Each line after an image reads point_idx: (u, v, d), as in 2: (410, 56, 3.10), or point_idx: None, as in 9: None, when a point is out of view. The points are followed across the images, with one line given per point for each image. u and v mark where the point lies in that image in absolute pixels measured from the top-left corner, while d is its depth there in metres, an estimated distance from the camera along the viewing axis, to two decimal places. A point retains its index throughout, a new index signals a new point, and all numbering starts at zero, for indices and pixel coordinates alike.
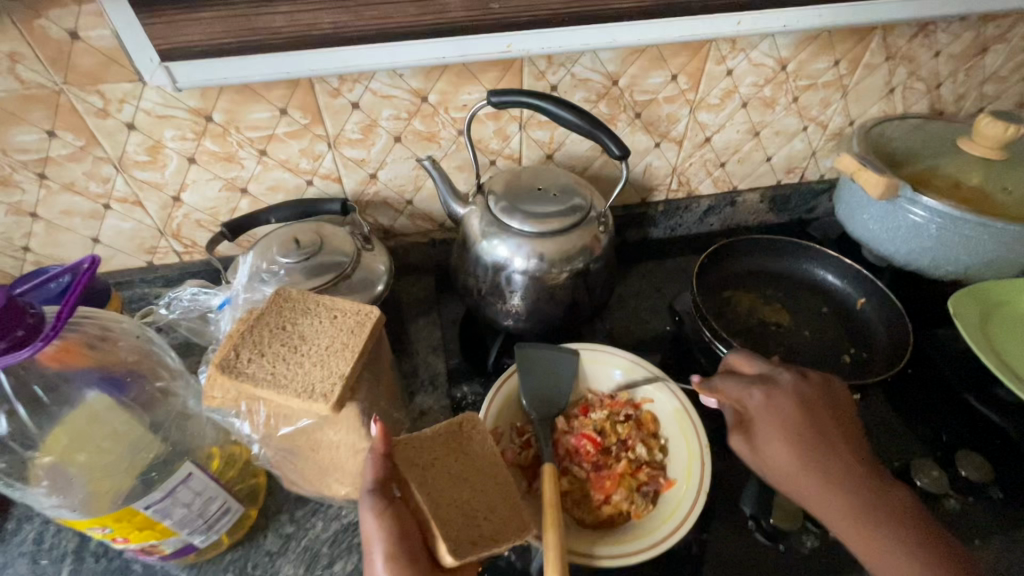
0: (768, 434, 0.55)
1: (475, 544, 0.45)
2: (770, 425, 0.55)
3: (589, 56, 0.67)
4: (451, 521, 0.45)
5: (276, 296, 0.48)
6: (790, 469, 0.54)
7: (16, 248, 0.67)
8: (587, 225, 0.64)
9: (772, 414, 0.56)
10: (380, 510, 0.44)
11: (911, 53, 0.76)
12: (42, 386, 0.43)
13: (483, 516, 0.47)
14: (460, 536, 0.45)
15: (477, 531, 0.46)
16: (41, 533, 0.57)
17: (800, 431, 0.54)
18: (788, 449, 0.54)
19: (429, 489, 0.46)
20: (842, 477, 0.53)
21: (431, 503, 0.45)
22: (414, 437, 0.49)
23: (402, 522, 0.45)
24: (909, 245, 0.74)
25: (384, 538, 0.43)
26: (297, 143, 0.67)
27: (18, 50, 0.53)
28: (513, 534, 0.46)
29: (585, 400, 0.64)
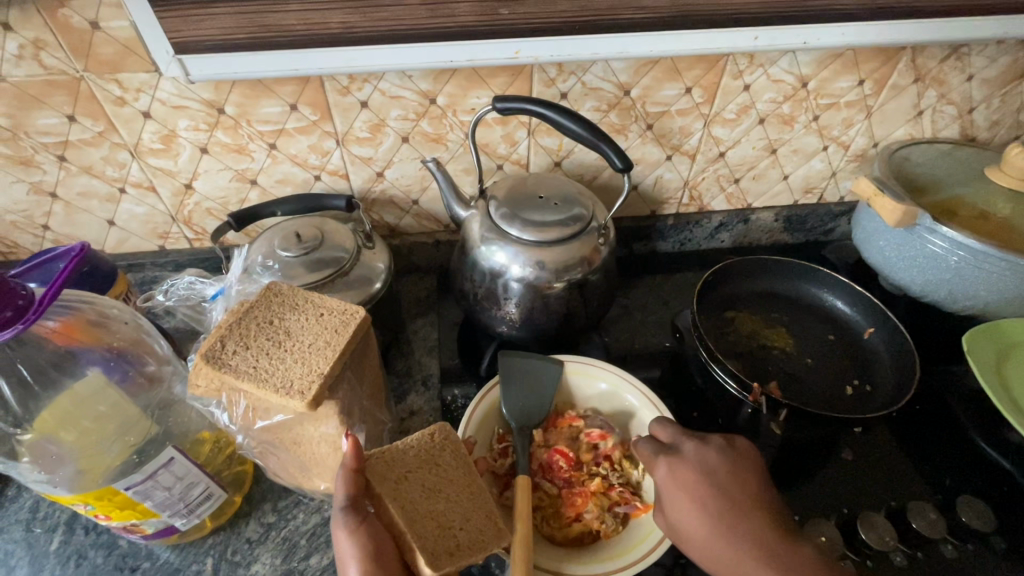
0: (678, 505, 0.51)
1: (452, 555, 0.45)
2: (678, 494, 0.51)
3: (600, 65, 0.66)
4: (427, 533, 0.45)
5: (268, 290, 0.49)
6: (706, 543, 0.49)
7: (36, 225, 0.70)
8: (586, 236, 0.64)
9: (678, 480, 0.51)
10: (353, 527, 0.44)
11: (942, 76, 0.73)
12: (38, 363, 0.45)
13: (459, 527, 0.47)
14: (437, 550, 0.45)
15: (453, 542, 0.46)
16: (37, 502, 0.59)
17: (708, 500, 0.50)
18: (700, 519, 0.49)
19: (403, 502, 0.46)
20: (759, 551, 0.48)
21: (405, 516, 0.45)
22: (387, 449, 0.49)
23: (376, 536, 0.45)
24: (926, 275, 0.71)
25: (359, 555, 0.43)
26: (306, 139, 0.68)
27: (42, 37, 0.55)
28: (490, 544, 0.47)
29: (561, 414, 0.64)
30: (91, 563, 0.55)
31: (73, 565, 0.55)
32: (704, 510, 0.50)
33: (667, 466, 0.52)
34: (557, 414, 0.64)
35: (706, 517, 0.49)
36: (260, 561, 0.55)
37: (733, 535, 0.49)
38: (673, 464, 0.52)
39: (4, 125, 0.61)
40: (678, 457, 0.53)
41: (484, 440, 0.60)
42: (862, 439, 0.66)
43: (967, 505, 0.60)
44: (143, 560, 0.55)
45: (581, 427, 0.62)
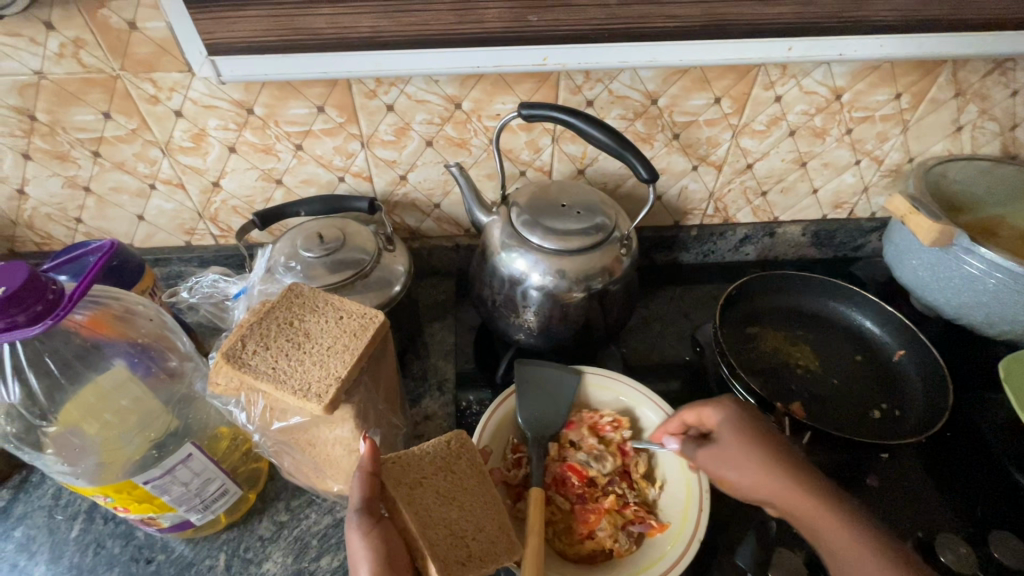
0: (731, 435, 0.54)
1: (463, 565, 0.44)
2: (736, 431, 0.54)
3: (628, 73, 0.65)
4: (439, 541, 0.45)
5: (289, 291, 0.49)
6: (763, 468, 0.51)
7: (70, 218, 0.72)
8: (608, 245, 0.63)
9: (738, 418, 0.55)
10: (366, 529, 0.44)
11: (985, 91, 0.71)
12: (64, 356, 0.46)
13: (472, 535, 0.46)
14: (449, 560, 0.44)
15: (466, 552, 0.45)
16: (59, 490, 0.60)
17: (763, 431, 0.54)
18: (752, 449, 0.52)
19: (416, 508, 0.46)
20: (809, 473, 0.51)
21: (418, 524, 0.45)
22: (404, 453, 0.49)
23: (388, 541, 0.44)
24: (962, 296, 0.68)
25: (371, 558, 0.42)
26: (332, 140, 0.68)
27: (82, 37, 0.56)
28: (502, 556, 0.46)
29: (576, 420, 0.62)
30: (109, 552, 0.56)
31: (91, 554, 0.56)
32: (756, 439, 0.53)
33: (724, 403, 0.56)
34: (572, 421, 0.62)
35: (760, 444, 0.53)
36: (272, 560, 0.56)
37: (790, 461, 0.52)
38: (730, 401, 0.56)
39: (42, 120, 0.62)
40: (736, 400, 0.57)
41: (497, 449, 0.59)
42: (888, 465, 0.64)
43: (1001, 541, 0.55)
44: (158, 552, 0.56)
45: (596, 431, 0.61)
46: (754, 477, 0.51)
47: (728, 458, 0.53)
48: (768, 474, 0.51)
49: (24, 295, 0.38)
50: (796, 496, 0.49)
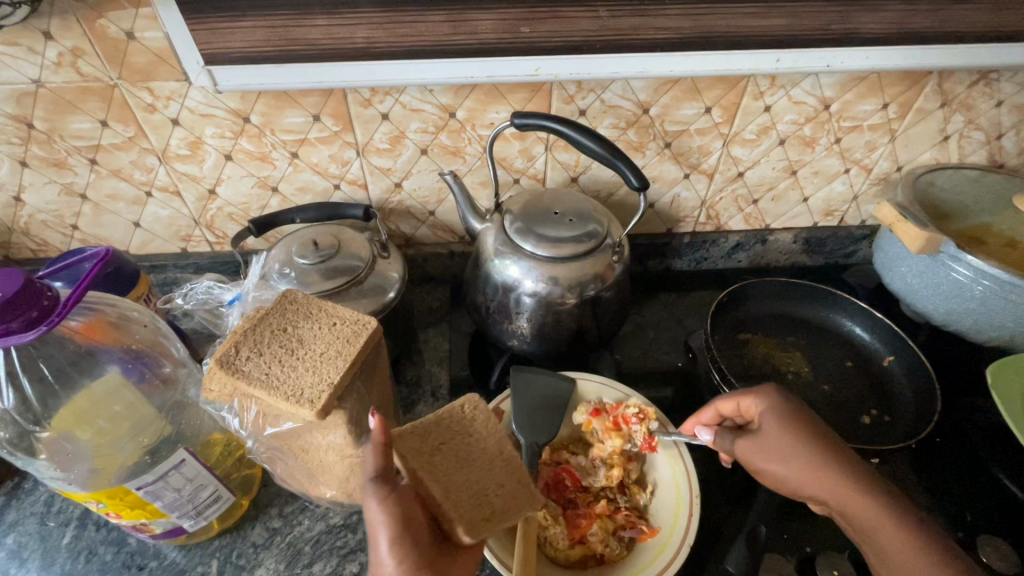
0: (775, 423, 0.53)
1: (487, 523, 0.46)
2: (779, 422, 0.52)
3: (620, 83, 0.66)
4: (461, 502, 0.46)
5: (283, 298, 0.50)
6: (807, 459, 0.50)
7: (66, 225, 0.72)
8: (601, 252, 0.63)
9: (780, 410, 0.53)
10: (383, 497, 0.41)
11: (970, 101, 0.72)
12: (59, 361, 0.46)
13: (493, 494, 0.47)
14: (473, 521, 0.46)
15: (489, 509, 0.47)
16: (52, 496, 0.60)
17: (808, 418, 0.53)
18: (795, 441, 0.51)
19: (434, 473, 0.45)
20: (856, 469, 0.49)
21: (440, 489, 0.45)
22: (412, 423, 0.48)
23: (407, 506, 0.42)
24: (950, 303, 0.69)
25: (390, 525, 0.41)
26: (328, 148, 0.69)
27: (80, 46, 0.57)
28: (524, 508, 0.48)
29: (594, 405, 0.62)
30: (101, 559, 0.56)
31: (83, 561, 0.56)
32: (800, 427, 0.52)
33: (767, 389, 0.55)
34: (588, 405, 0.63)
35: (805, 433, 0.51)
36: (264, 566, 0.56)
37: (836, 449, 0.50)
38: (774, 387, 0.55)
39: (39, 128, 0.63)
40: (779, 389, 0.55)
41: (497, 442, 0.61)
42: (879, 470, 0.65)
43: (990, 545, 0.56)
44: (150, 559, 0.56)
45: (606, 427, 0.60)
46: (796, 471, 0.51)
47: (771, 449, 0.52)
48: (813, 465, 0.50)
49: (18, 302, 0.38)
50: (840, 491, 0.48)
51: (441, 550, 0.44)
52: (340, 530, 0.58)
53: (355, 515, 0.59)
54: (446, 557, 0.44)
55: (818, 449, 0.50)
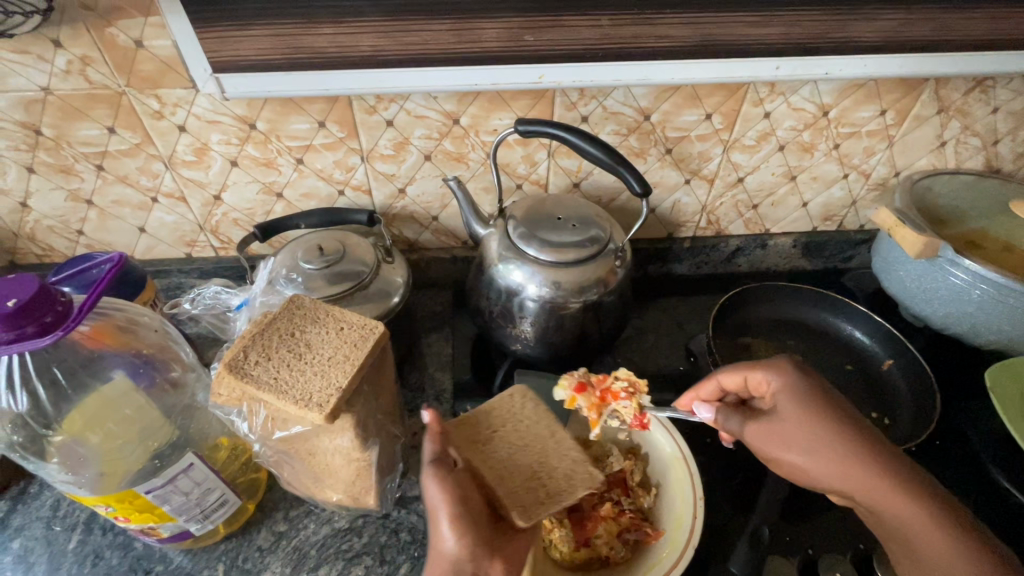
0: (792, 406, 0.51)
1: (542, 504, 0.47)
2: (798, 404, 0.51)
3: (621, 91, 0.67)
4: (514, 486, 0.48)
5: (290, 303, 0.50)
6: (834, 444, 0.48)
7: (71, 230, 0.73)
8: (603, 257, 0.64)
9: (797, 391, 0.52)
10: (440, 476, 0.45)
11: (966, 108, 0.73)
12: (70, 365, 0.46)
13: (546, 474, 0.49)
14: (527, 504, 0.47)
15: (545, 491, 0.48)
16: (58, 500, 0.60)
17: (827, 400, 0.51)
18: (818, 425, 0.49)
19: (484, 458, 0.49)
20: (882, 451, 0.48)
21: (491, 473, 0.48)
22: (465, 415, 0.52)
23: (462, 487, 0.46)
24: (948, 307, 0.70)
25: (448, 501, 0.44)
26: (333, 154, 0.70)
27: (89, 54, 0.58)
28: (581, 487, 0.49)
29: (580, 378, 0.62)
30: (107, 563, 0.56)
31: (89, 565, 0.56)
32: (819, 410, 0.50)
33: (783, 369, 0.53)
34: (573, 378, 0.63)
35: (824, 417, 0.50)
36: (270, 570, 0.56)
37: (858, 434, 0.48)
38: (791, 366, 0.53)
39: (47, 135, 0.63)
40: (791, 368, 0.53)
41: None
42: None
43: None
44: (156, 563, 0.56)
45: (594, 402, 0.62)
46: (820, 456, 0.48)
47: (789, 436, 0.50)
48: (832, 451, 0.48)
49: (34, 307, 0.39)
50: (871, 474, 0.46)
51: (500, 531, 0.47)
52: (345, 534, 0.59)
53: (360, 518, 0.60)
54: (504, 539, 0.47)
55: (838, 434, 0.48)
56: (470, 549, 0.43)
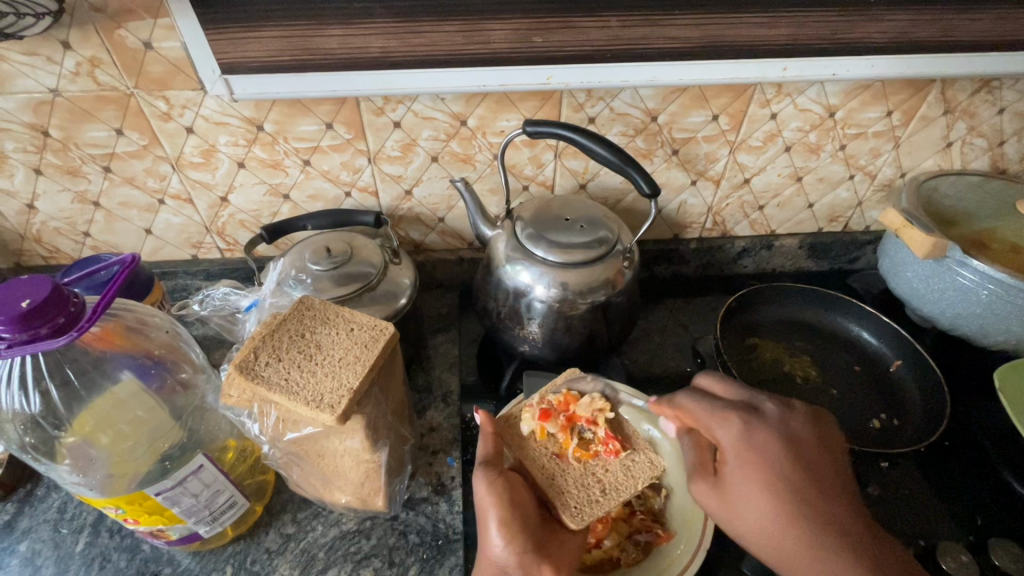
0: (732, 472, 0.50)
1: (597, 502, 0.55)
2: (743, 471, 0.49)
3: (628, 92, 0.67)
4: (569, 483, 0.56)
5: (300, 304, 0.50)
6: (770, 521, 0.47)
7: (78, 232, 0.73)
8: (611, 258, 0.64)
9: (744, 450, 0.50)
10: (491, 479, 0.51)
11: (973, 109, 0.73)
12: (82, 366, 0.46)
13: (602, 470, 0.57)
14: (581, 504, 0.55)
15: (600, 485, 0.56)
16: (65, 503, 0.60)
17: (780, 469, 0.48)
18: (759, 498, 0.48)
19: (534, 456, 0.57)
20: (825, 534, 0.46)
21: (541, 471, 0.56)
22: (512, 412, 0.61)
23: (511, 493, 0.52)
24: (955, 307, 0.70)
25: (497, 504, 0.50)
26: (340, 156, 0.70)
27: (98, 56, 0.58)
28: (640, 480, 0.56)
29: (541, 404, 0.58)
30: (115, 566, 0.56)
31: (97, 568, 0.56)
32: (763, 486, 0.48)
33: (740, 422, 0.51)
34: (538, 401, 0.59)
35: (759, 490, 0.48)
36: (278, 572, 0.56)
37: (800, 509, 0.47)
38: (747, 422, 0.51)
39: (55, 137, 0.63)
40: (754, 421, 0.51)
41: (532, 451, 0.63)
42: (889, 474, 0.65)
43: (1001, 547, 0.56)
44: (164, 566, 0.56)
45: (561, 428, 0.57)
46: (757, 525, 0.48)
47: (729, 498, 0.50)
48: (767, 522, 0.47)
49: (47, 308, 0.39)
50: (803, 556, 0.46)
51: (553, 530, 0.54)
52: (354, 536, 0.58)
53: (368, 520, 0.59)
54: (553, 541, 0.53)
55: (774, 513, 0.47)
56: (515, 556, 0.49)
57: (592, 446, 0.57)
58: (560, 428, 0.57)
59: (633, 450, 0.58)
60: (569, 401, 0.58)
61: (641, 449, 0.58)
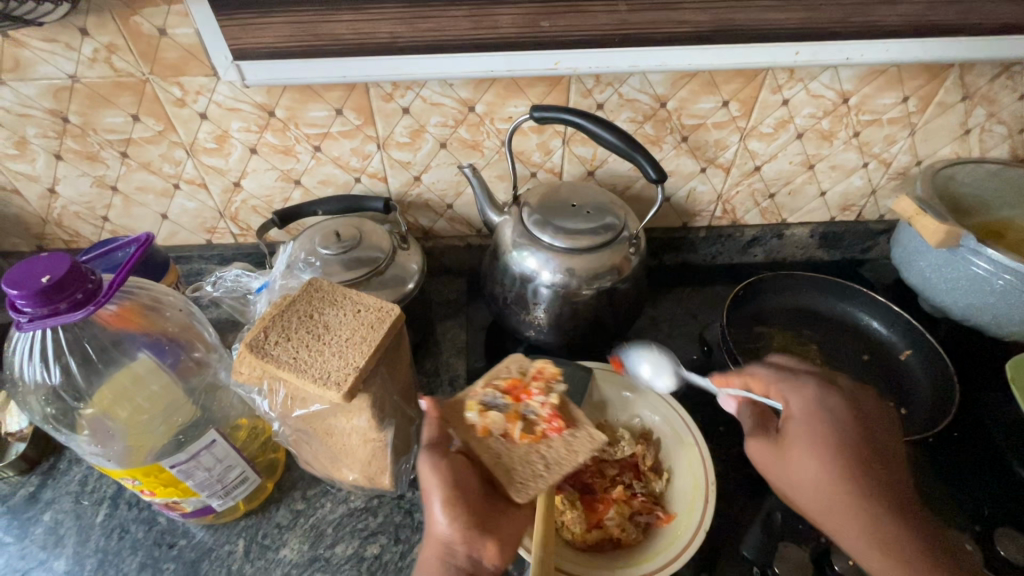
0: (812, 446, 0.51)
1: (541, 477, 0.50)
2: (817, 427, 0.51)
3: (637, 78, 0.67)
4: (513, 462, 0.51)
5: (309, 286, 0.51)
6: (833, 474, 0.49)
7: (97, 216, 0.75)
8: (618, 245, 0.64)
9: (818, 411, 0.53)
10: (434, 461, 0.50)
11: (992, 95, 0.71)
12: (101, 342, 0.48)
13: (546, 446, 0.52)
14: (525, 480, 0.50)
15: (543, 462, 0.51)
16: (86, 476, 0.62)
17: (852, 434, 0.51)
18: (828, 453, 0.50)
19: (478, 438, 0.52)
20: (880, 496, 0.48)
21: (486, 452, 0.51)
22: (459, 398, 0.55)
23: (456, 471, 0.50)
24: (969, 297, 0.69)
25: (440, 486, 0.49)
26: (350, 142, 0.70)
27: (115, 42, 0.59)
28: (582, 453, 0.52)
29: (487, 388, 0.55)
30: (133, 537, 0.58)
31: (116, 538, 0.58)
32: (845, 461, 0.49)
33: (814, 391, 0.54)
34: (483, 389, 0.55)
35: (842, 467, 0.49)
36: (288, 546, 0.58)
37: (857, 470, 0.49)
38: (824, 391, 0.54)
39: (74, 122, 0.65)
40: (831, 393, 0.54)
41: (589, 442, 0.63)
42: None
43: (1007, 537, 0.56)
44: (179, 538, 0.58)
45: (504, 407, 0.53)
46: (817, 476, 0.49)
47: (797, 451, 0.51)
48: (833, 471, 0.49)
49: (67, 284, 0.40)
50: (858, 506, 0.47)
51: (501, 510, 0.51)
52: (361, 513, 0.60)
53: (376, 498, 0.61)
54: (500, 514, 0.51)
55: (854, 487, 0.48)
56: (460, 533, 0.48)
57: (537, 427, 0.53)
58: (502, 408, 0.53)
59: (574, 425, 0.54)
60: (512, 382, 0.55)
61: (582, 424, 0.54)
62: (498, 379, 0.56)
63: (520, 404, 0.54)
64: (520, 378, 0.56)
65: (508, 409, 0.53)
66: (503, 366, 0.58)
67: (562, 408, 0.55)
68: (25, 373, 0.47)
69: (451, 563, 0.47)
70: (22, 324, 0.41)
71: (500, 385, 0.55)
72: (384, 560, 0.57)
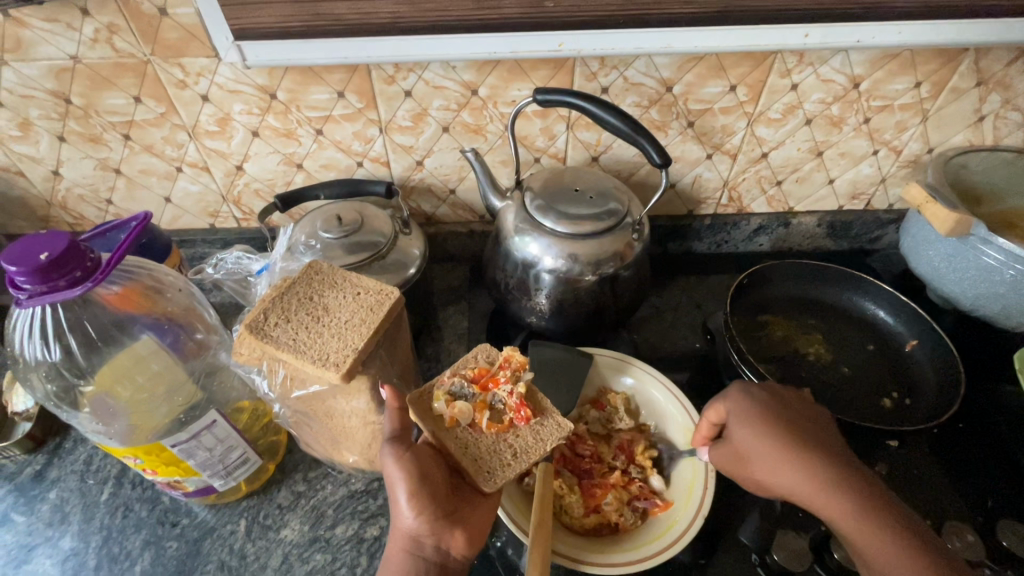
0: (765, 464, 0.52)
1: (510, 467, 0.50)
2: (751, 424, 0.53)
3: (643, 61, 0.66)
4: (480, 452, 0.50)
5: (309, 268, 0.51)
6: (780, 459, 0.51)
7: (101, 199, 0.75)
8: (620, 231, 0.64)
9: (745, 409, 0.54)
10: (399, 455, 0.47)
11: (1008, 80, 0.69)
12: (102, 322, 0.48)
13: (513, 435, 0.51)
14: (493, 469, 0.50)
15: (511, 451, 0.51)
16: (90, 456, 0.63)
17: (784, 422, 0.53)
18: (773, 441, 0.52)
19: (447, 429, 0.51)
20: (831, 466, 0.50)
21: (455, 442, 0.50)
22: (428, 386, 0.53)
23: (422, 464, 0.48)
24: (978, 288, 0.68)
25: (406, 478, 0.47)
26: (352, 125, 0.70)
27: (115, 22, 0.59)
28: (550, 441, 0.52)
29: (454, 378, 0.53)
30: (136, 516, 0.59)
31: (120, 516, 0.59)
32: (804, 461, 0.50)
33: (737, 397, 0.55)
34: (451, 377, 0.53)
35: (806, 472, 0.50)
36: (290, 526, 0.58)
37: (801, 449, 0.51)
38: (744, 394, 0.55)
39: (77, 104, 0.65)
40: (751, 387, 0.56)
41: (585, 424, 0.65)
42: (897, 454, 0.64)
43: (1008, 528, 0.56)
44: (182, 517, 0.58)
45: (471, 398, 0.52)
46: (773, 466, 0.51)
47: (747, 451, 0.53)
48: (783, 458, 0.51)
49: (66, 260, 0.40)
50: (820, 487, 0.49)
51: (467, 500, 0.51)
52: (361, 496, 0.60)
53: (376, 481, 0.61)
54: (466, 505, 0.51)
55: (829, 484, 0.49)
56: (427, 524, 0.47)
57: (504, 416, 0.52)
58: (468, 399, 0.51)
59: (542, 414, 0.53)
60: (480, 370, 0.53)
61: (551, 413, 0.53)
62: (464, 369, 0.54)
63: (488, 394, 0.52)
64: (487, 366, 0.54)
65: (475, 398, 0.52)
66: (471, 355, 0.56)
67: (530, 398, 0.54)
68: (25, 352, 0.48)
69: (418, 556, 0.47)
70: (22, 301, 0.41)
71: (465, 375, 0.53)
72: (384, 542, 0.57)
